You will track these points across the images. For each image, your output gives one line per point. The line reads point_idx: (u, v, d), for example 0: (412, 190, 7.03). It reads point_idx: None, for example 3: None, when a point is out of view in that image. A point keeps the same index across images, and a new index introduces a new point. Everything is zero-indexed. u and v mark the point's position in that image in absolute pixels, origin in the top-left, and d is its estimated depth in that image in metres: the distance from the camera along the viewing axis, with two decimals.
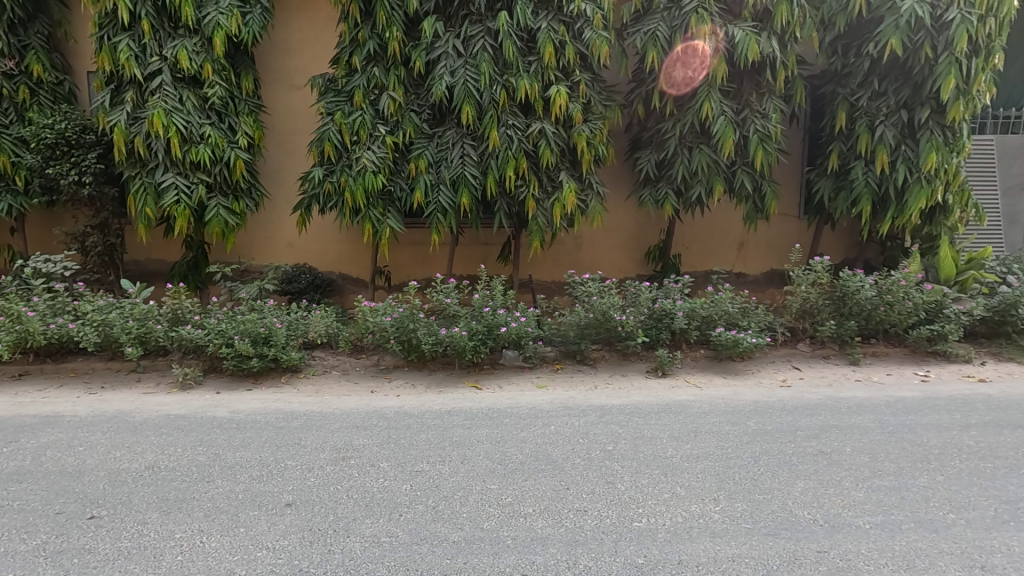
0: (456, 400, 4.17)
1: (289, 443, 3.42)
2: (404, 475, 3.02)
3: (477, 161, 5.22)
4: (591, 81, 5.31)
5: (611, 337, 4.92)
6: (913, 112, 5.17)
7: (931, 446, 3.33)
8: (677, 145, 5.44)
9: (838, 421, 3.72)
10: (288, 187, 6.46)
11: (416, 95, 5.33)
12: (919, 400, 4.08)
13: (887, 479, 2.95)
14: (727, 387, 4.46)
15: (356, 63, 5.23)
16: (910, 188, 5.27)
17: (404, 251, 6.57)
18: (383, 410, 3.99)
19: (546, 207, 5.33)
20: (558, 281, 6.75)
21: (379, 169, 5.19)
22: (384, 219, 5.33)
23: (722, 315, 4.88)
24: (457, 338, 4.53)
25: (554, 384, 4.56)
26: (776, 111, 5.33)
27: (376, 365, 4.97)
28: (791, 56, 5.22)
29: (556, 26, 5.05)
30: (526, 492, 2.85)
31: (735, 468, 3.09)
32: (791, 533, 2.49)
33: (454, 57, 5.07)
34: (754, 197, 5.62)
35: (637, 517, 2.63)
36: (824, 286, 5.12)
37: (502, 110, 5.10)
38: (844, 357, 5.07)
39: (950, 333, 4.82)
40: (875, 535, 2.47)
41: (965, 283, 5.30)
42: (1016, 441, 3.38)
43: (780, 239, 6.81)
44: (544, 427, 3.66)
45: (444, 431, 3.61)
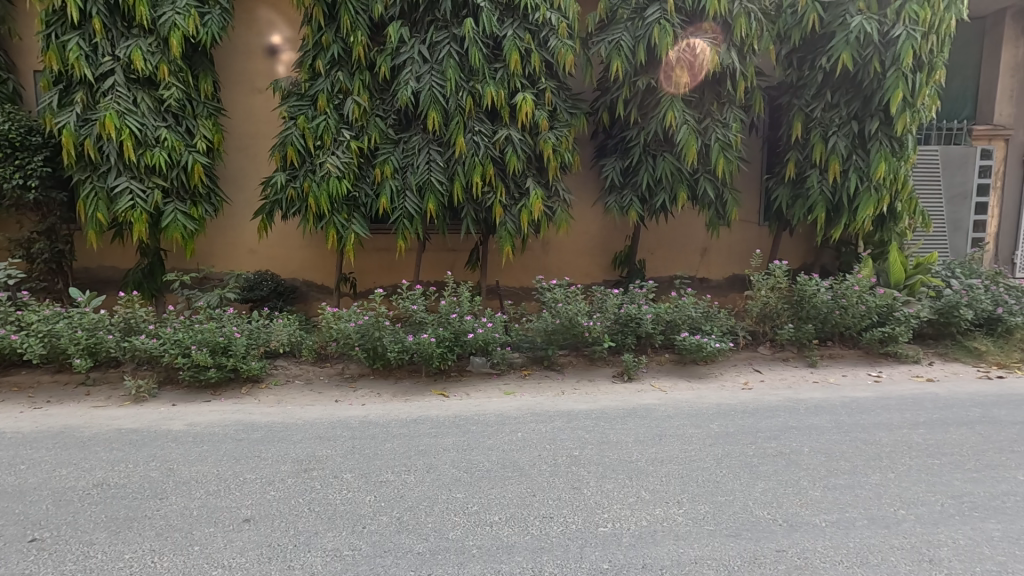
0: (423, 408, 4.13)
1: (249, 456, 3.32)
2: (368, 486, 2.97)
3: (443, 166, 5.19)
4: (556, 88, 5.37)
5: (579, 343, 4.96)
6: (863, 124, 5.39)
7: (883, 444, 3.46)
8: (642, 153, 5.53)
9: (797, 421, 3.83)
10: (249, 192, 6.31)
11: (381, 101, 5.28)
12: (873, 400, 4.23)
13: (842, 478, 3.05)
14: (692, 390, 4.53)
15: (320, 67, 5.15)
16: (862, 196, 5.49)
17: (370, 257, 6.48)
18: (347, 420, 3.92)
19: (514, 213, 5.34)
20: (526, 287, 6.77)
21: (343, 175, 5.11)
22: (349, 225, 5.26)
23: (686, 319, 4.98)
24: (424, 345, 4.47)
25: (522, 391, 4.55)
26: (736, 121, 5.47)
27: (340, 373, 4.87)
28: (750, 68, 5.37)
29: (521, 34, 5.08)
30: (492, 499, 2.84)
31: (698, 470, 3.15)
32: (752, 533, 2.54)
33: (420, 63, 5.05)
34: (716, 204, 5.75)
35: (603, 522, 2.64)
36: (782, 290, 5.29)
37: (468, 116, 5.09)
38: (802, 359, 5.23)
39: (900, 335, 5.02)
40: (831, 533, 2.55)
41: (913, 287, 5.54)
42: (960, 438, 3.54)
43: (741, 245, 7.00)
44: (511, 434, 3.65)
45: (410, 439, 3.56)
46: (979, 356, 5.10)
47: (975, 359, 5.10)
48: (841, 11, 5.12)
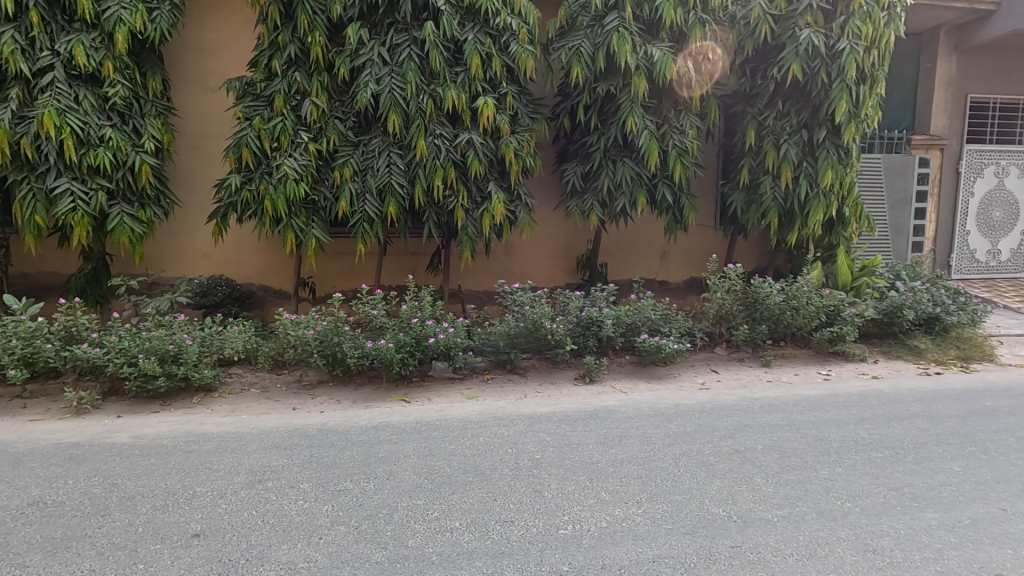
0: (384, 415, 4.07)
1: (199, 468, 3.20)
2: (326, 495, 2.90)
3: (404, 169, 5.13)
4: (518, 93, 5.40)
5: (541, 346, 4.99)
6: (812, 132, 5.62)
7: (832, 440, 3.60)
8: (602, 158, 5.62)
9: (751, 420, 3.95)
10: (201, 195, 6.09)
11: (341, 102, 5.19)
12: (822, 398, 4.40)
13: (793, 473, 3.15)
14: (651, 391, 4.61)
15: (276, 67, 5.03)
16: (811, 202, 5.72)
17: (330, 261, 6.36)
18: (305, 428, 3.82)
19: (476, 217, 5.33)
20: (488, 291, 6.77)
21: (301, 177, 5.00)
22: (307, 229, 5.15)
23: (645, 321, 5.08)
24: (384, 350, 4.42)
25: (484, 395, 4.54)
26: (692, 128, 5.60)
27: (298, 381, 4.76)
28: (705, 77, 5.52)
29: (482, 39, 5.10)
30: (453, 506, 2.81)
31: (657, 470, 3.20)
32: (707, 531, 2.60)
33: (380, 65, 4.99)
34: (674, 209, 5.87)
35: (563, 525, 2.65)
36: (737, 292, 5.46)
37: (429, 119, 5.06)
38: (756, 359, 5.40)
39: (847, 335, 5.24)
40: (782, 527, 2.63)
41: (859, 288, 5.81)
42: (902, 432, 3.72)
43: (699, 248, 7.18)
44: (473, 439, 3.63)
45: (370, 446, 3.50)
46: (918, 354, 5.38)
47: (916, 356, 5.37)
48: (790, 24, 5.33)
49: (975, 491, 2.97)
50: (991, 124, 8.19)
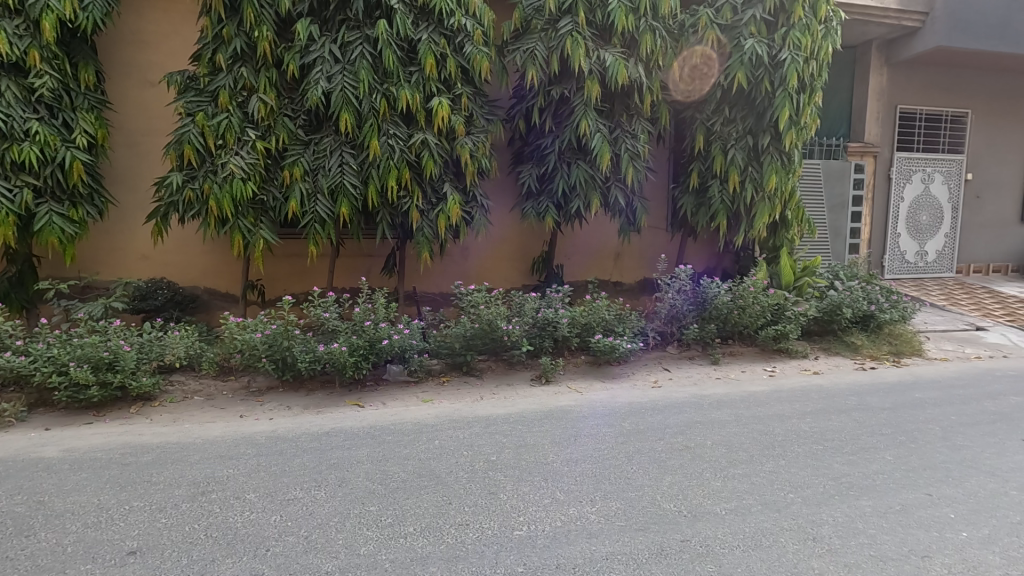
0: (337, 420, 3.98)
1: (137, 482, 3.03)
2: (274, 506, 2.80)
3: (357, 170, 5.03)
4: (473, 94, 5.39)
5: (498, 347, 5.00)
6: (757, 138, 5.85)
7: (776, 434, 3.75)
8: (557, 161, 5.68)
9: (701, 416, 4.07)
10: (140, 193, 5.80)
11: (290, 100, 5.05)
12: (767, 393, 4.58)
13: (740, 467, 3.26)
14: (606, 390, 4.68)
15: (221, 62, 4.84)
16: (756, 205, 5.95)
17: (279, 263, 6.17)
18: (253, 437, 3.68)
19: (431, 218, 5.28)
20: (444, 293, 6.72)
21: (249, 176, 4.83)
22: (255, 230, 4.99)
23: (600, 322, 5.17)
24: (336, 354, 4.32)
25: (440, 398, 4.50)
26: (644, 132, 5.73)
27: (246, 387, 4.59)
28: (656, 82, 5.65)
29: (436, 39, 5.06)
30: (407, 511, 2.77)
31: (610, 468, 3.26)
32: (658, 526, 2.66)
33: (331, 63, 4.89)
34: (627, 211, 5.98)
35: (518, 526, 2.65)
36: (687, 293, 5.64)
37: (383, 119, 4.98)
38: (706, 357, 5.57)
39: (791, 332, 5.48)
40: (730, 520, 2.72)
41: (801, 288, 6.08)
42: (840, 424, 3.92)
43: (651, 250, 7.35)
44: (429, 442, 3.59)
45: (323, 453, 3.41)
46: (855, 350, 5.68)
47: (853, 352, 5.67)
48: (735, 33, 5.56)
49: (905, 478, 3.16)
50: (918, 133, 8.75)
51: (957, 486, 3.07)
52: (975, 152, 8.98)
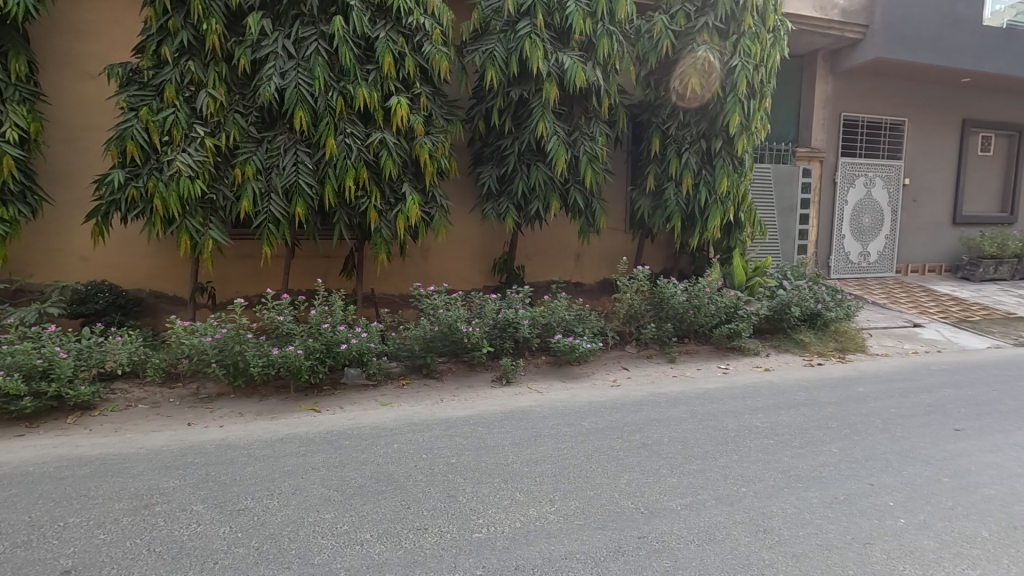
0: (291, 426, 3.87)
1: (73, 496, 2.87)
2: (223, 517, 2.70)
3: (312, 169, 4.90)
4: (432, 94, 5.35)
5: (458, 349, 4.97)
6: (710, 142, 6.03)
7: (729, 429, 3.86)
8: (516, 162, 5.69)
9: (658, 414, 4.15)
10: (79, 191, 5.49)
11: (241, 96, 4.89)
12: (722, 391, 4.71)
13: (695, 463, 3.34)
14: (566, 390, 4.71)
15: (166, 55, 4.64)
16: (710, 208, 6.10)
17: (231, 265, 5.96)
18: (201, 445, 3.54)
19: (389, 219, 5.20)
20: (403, 294, 6.63)
21: (197, 174, 4.64)
22: (204, 230, 4.79)
23: (560, 322, 5.21)
24: (292, 358, 4.20)
25: (400, 401, 4.43)
26: (602, 135, 5.79)
27: (195, 394, 4.42)
28: (613, 86, 5.73)
29: (394, 37, 5.00)
30: (363, 517, 2.72)
31: (570, 467, 3.28)
32: (616, 524, 2.69)
33: (285, 59, 4.76)
34: (586, 213, 6.03)
35: (477, 528, 2.64)
36: (645, 293, 5.77)
37: (339, 117, 4.87)
38: (663, 355, 5.69)
39: (743, 330, 5.65)
40: (685, 515, 2.78)
41: (752, 287, 6.28)
42: (790, 419, 4.07)
43: (610, 251, 7.45)
44: (387, 446, 3.53)
45: (277, 460, 3.31)
46: (804, 347, 5.91)
47: (801, 349, 5.90)
48: (689, 40, 5.72)
49: (849, 469, 3.30)
50: (861, 140, 9.19)
51: (896, 475, 3.23)
52: (912, 159, 9.50)
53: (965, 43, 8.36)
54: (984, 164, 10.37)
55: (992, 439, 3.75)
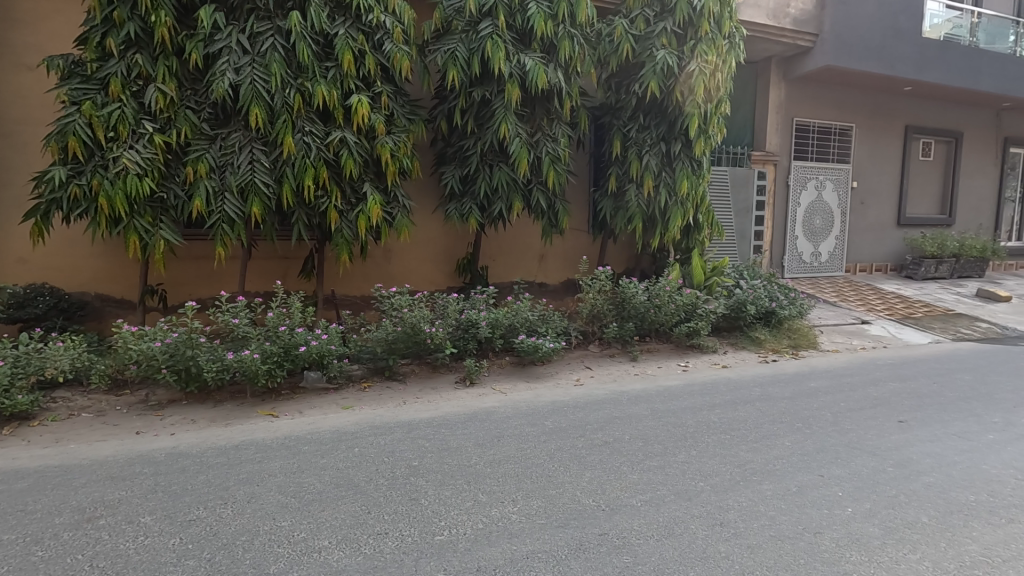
0: (247, 432, 3.75)
1: (8, 512, 2.70)
2: (173, 528, 2.59)
3: (268, 168, 4.77)
4: (393, 94, 5.29)
5: (421, 350, 4.94)
6: (670, 145, 6.15)
7: (689, 425, 3.95)
8: (479, 163, 5.68)
9: (620, 412, 4.21)
10: (16, 189, 5.20)
11: (193, 92, 4.72)
12: (682, 388, 4.81)
13: (655, 460, 3.40)
14: (530, 390, 4.73)
15: (111, 47, 4.44)
16: (670, 209, 6.21)
17: (184, 266, 5.75)
18: (150, 454, 3.39)
19: (350, 219, 5.11)
20: (365, 296, 6.53)
21: (145, 172, 4.44)
22: (154, 230, 4.60)
23: (524, 322, 5.22)
24: (247, 362, 4.08)
25: (361, 404, 4.36)
26: (564, 136, 5.83)
27: (144, 401, 4.25)
28: (575, 88, 5.78)
29: (354, 35, 4.92)
30: (322, 523, 2.66)
31: (533, 466, 3.29)
32: (578, 522, 2.71)
33: (239, 54, 4.62)
34: (549, 214, 6.06)
35: (439, 531, 2.62)
36: (607, 293, 5.87)
37: (297, 115, 4.75)
38: (625, 354, 5.78)
39: (702, 329, 5.80)
40: (645, 511, 2.82)
41: (711, 286, 6.44)
42: (746, 414, 4.19)
43: (574, 251, 7.52)
44: (347, 451, 3.46)
45: (232, 468, 3.21)
46: (759, 344, 6.10)
47: (756, 346, 6.09)
48: (648, 44, 5.83)
49: (801, 461, 3.42)
50: (812, 145, 9.55)
51: (844, 466, 3.36)
52: (859, 163, 9.93)
53: (906, 53, 8.79)
54: (926, 169, 10.93)
55: (932, 429, 3.95)
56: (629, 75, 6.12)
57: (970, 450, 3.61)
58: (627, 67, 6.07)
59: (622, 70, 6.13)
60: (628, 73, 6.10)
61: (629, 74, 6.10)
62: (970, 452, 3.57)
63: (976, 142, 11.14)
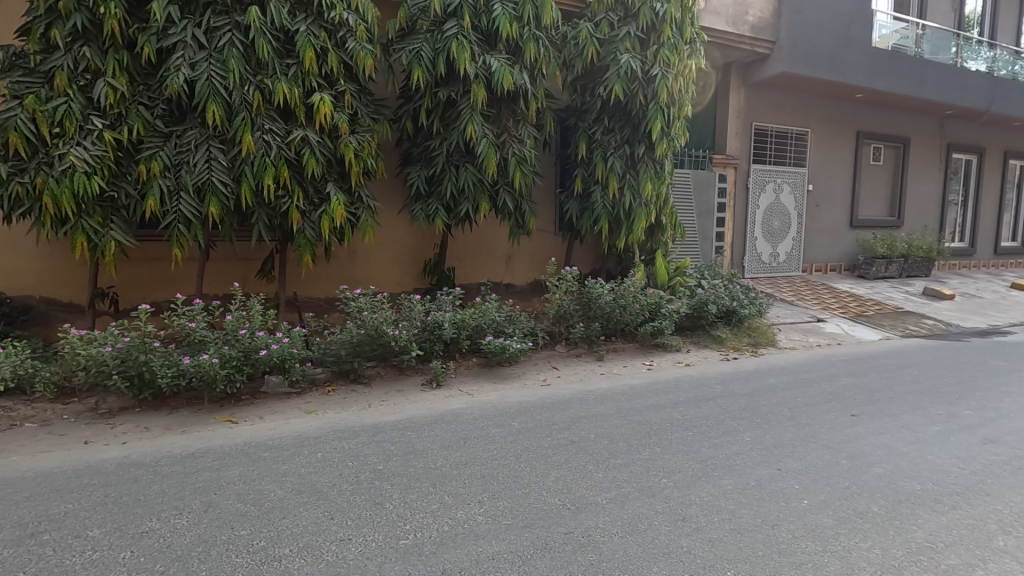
0: (205, 439, 3.64)
1: None
2: (124, 541, 2.49)
3: (226, 166, 4.62)
4: (357, 92, 5.21)
5: (386, 353, 4.88)
6: (634, 148, 6.24)
7: (653, 423, 4.01)
8: (445, 163, 5.65)
9: (586, 411, 4.25)
10: None
11: (146, 87, 4.55)
12: (646, 386, 4.89)
13: (620, 458, 3.45)
14: (497, 391, 4.73)
15: (56, 39, 4.23)
16: (635, 210, 6.30)
17: (137, 269, 5.54)
18: (99, 465, 3.25)
19: (313, 220, 5.01)
20: (329, 298, 6.42)
21: (94, 170, 4.25)
22: (104, 231, 4.41)
23: (490, 323, 5.23)
24: (205, 366, 3.95)
25: (325, 408, 4.27)
26: (530, 138, 5.85)
27: (93, 409, 4.07)
28: (540, 90, 5.80)
29: (316, 32, 4.83)
30: (283, 531, 2.60)
31: (499, 467, 3.29)
32: (543, 521, 2.72)
33: (195, 49, 4.48)
34: (516, 215, 6.07)
35: (404, 535, 2.59)
36: (574, 292, 5.95)
37: (256, 113, 4.63)
38: (592, 354, 5.83)
39: (665, 328, 5.91)
40: (610, 509, 2.85)
41: (674, 286, 6.60)
42: (707, 411, 4.29)
43: (541, 252, 7.56)
44: (309, 456, 3.39)
45: (188, 476, 3.10)
46: (720, 342, 6.26)
47: (718, 344, 6.24)
48: (613, 48, 5.92)
49: (760, 456, 3.52)
50: (770, 148, 9.85)
51: (800, 459, 3.48)
52: (814, 166, 10.30)
53: (857, 62, 9.17)
54: (876, 173, 11.43)
55: (882, 422, 4.13)
56: (594, 77, 6.22)
57: (916, 441, 3.79)
58: (591, 70, 6.17)
59: (587, 74, 6.22)
60: (593, 75, 6.19)
61: (593, 76, 6.21)
62: (917, 443, 3.74)
63: (922, 148, 11.69)
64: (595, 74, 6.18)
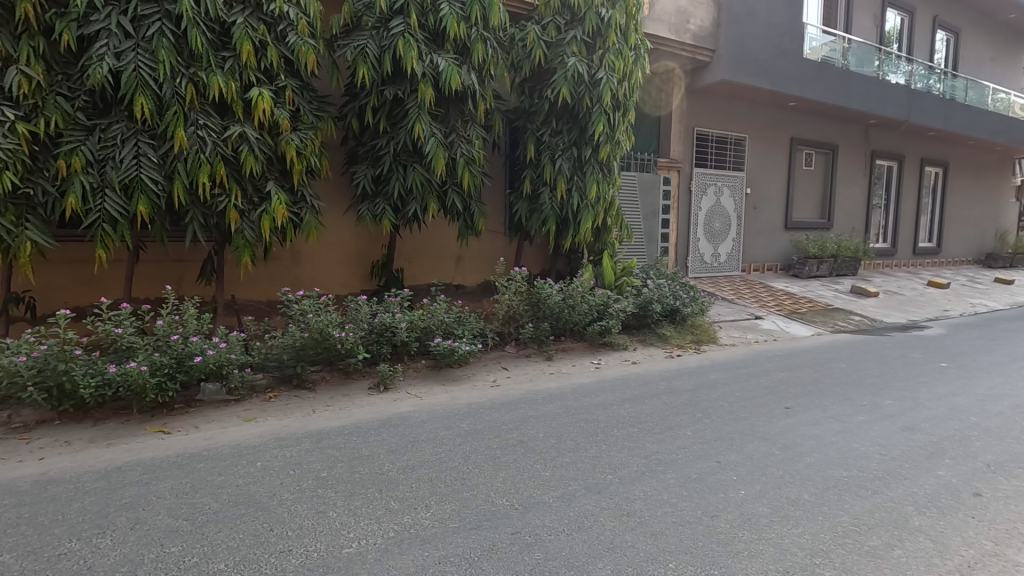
0: (134, 451, 3.43)
1: None
2: (38, 565, 2.31)
3: (157, 163, 4.38)
4: (299, 88, 5.05)
5: (332, 356, 4.75)
6: (581, 150, 6.31)
7: (600, 421, 4.09)
8: (392, 163, 5.55)
9: (535, 411, 4.28)
10: None
11: (65, 77, 4.24)
12: (594, 384, 4.98)
13: (568, 456, 3.49)
14: (446, 393, 4.68)
15: None
16: (582, 211, 6.37)
17: (57, 271, 5.17)
18: (11, 484, 3.00)
19: (253, 220, 4.81)
20: (271, 301, 6.19)
21: (4, 165, 3.91)
22: (18, 231, 4.07)
23: (439, 324, 5.19)
24: (133, 375, 3.72)
25: (265, 415, 4.11)
26: (477, 138, 5.83)
27: (6, 424, 3.76)
28: (488, 90, 5.79)
29: (254, 24, 4.65)
30: (217, 545, 2.48)
31: (447, 470, 3.26)
32: (491, 523, 2.72)
33: (121, 38, 4.22)
34: (464, 215, 6.04)
35: (347, 543, 2.52)
36: (523, 293, 5.99)
37: (189, 107, 4.41)
38: (541, 353, 5.88)
39: (613, 327, 6.01)
40: (557, 507, 2.88)
41: (621, 286, 6.73)
42: (652, 407, 4.40)
43: (490, 253, 7.56)
44: (248, 466, 3.25)
45: (114, 492, 2.92)
46: (665, 340, 6.44)
47: (663, 342, 6.43)
48: (559, 51, 6.00)
49: (700, 449, 3.65)
50: (710, 153, 10.23)
51: (738, 451, 3.63)
52: (752, 171, 10.79)
53: (790, 71, 9.65)
54: (808, 178, 12.08)
55: (813, 413, 4.36)
56: (541, 79, 6.33)
57: (843, 430, 4.02)
58: (538, 72, 6.27)
59: (534, 77, 6.35)
60: (540, 79, 6.32)
61: (541, 78, 6.32)
62: (844, 433, 3.97)
63: (849, 155, 12.44)
64: (541, 77, 6.32)
